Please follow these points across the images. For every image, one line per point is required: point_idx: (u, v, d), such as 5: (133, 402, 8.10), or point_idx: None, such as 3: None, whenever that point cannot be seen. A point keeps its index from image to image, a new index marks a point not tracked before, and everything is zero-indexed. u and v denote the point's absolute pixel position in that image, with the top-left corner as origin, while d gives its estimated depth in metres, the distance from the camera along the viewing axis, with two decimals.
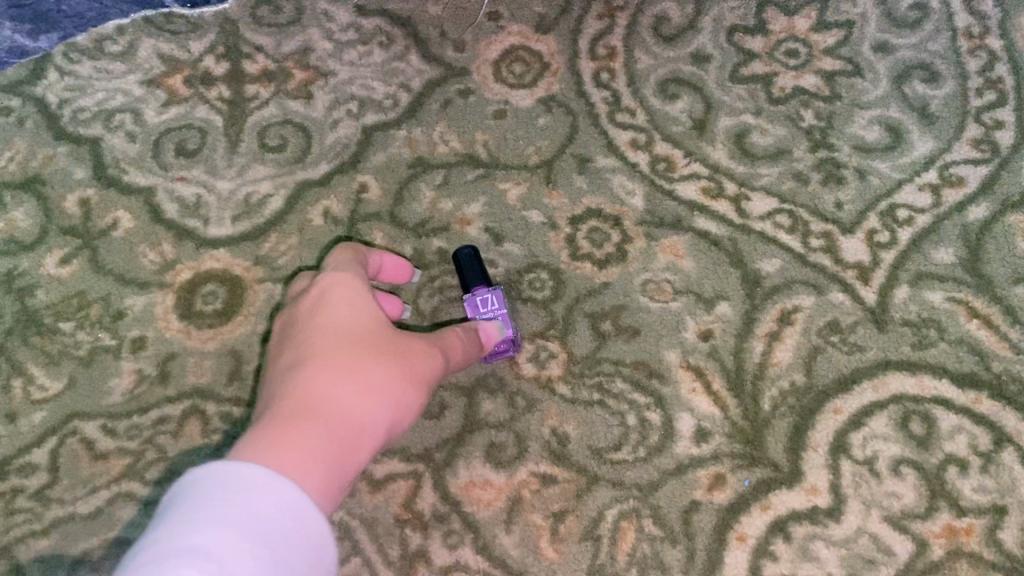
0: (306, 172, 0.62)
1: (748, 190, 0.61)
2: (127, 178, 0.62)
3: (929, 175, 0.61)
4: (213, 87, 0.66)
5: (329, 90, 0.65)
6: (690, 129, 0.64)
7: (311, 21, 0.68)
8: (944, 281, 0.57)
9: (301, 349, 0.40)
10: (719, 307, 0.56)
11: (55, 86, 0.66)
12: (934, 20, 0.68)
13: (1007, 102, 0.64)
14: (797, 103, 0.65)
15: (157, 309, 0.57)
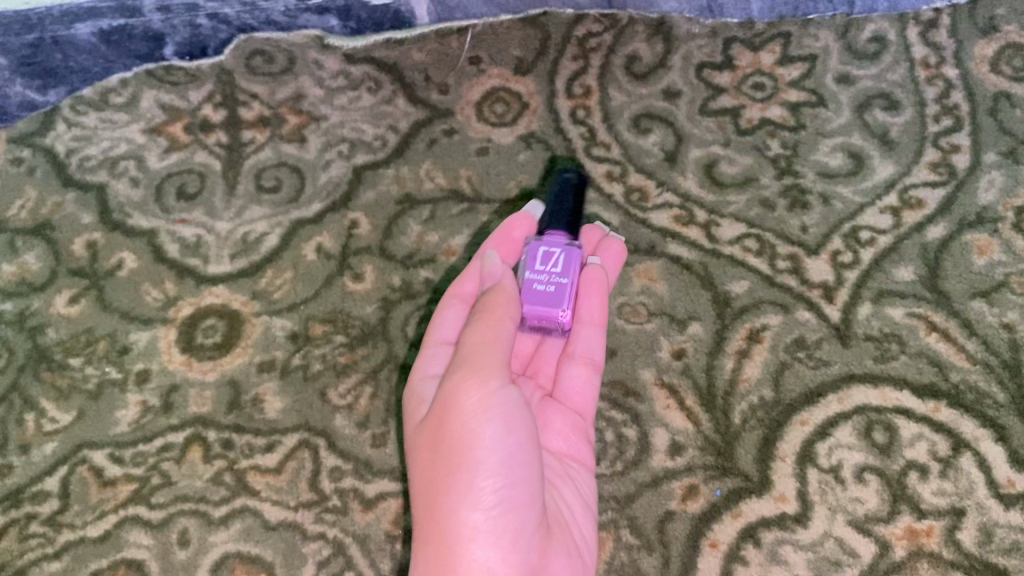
0: (300, 212, 0.66)
1: (718, 216, 0.64)
2: (131, 221, 0.66)
3: (889, 198, 0.65)
4: (212, 134, 0.70)
5: (322, 134, 0.69)
6: (662, 160, 0.67)
7: (303, 69, 0.72)
8: (903, 298, 0.60)
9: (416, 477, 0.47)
10: (691, 327, 0.59)
11: (63, 137, 0.70)
12: (892, 52, 0.72)
13: (963, 127, 0.68)
14: (764, 133, 0.68)
15: (160, 343, 0.60)
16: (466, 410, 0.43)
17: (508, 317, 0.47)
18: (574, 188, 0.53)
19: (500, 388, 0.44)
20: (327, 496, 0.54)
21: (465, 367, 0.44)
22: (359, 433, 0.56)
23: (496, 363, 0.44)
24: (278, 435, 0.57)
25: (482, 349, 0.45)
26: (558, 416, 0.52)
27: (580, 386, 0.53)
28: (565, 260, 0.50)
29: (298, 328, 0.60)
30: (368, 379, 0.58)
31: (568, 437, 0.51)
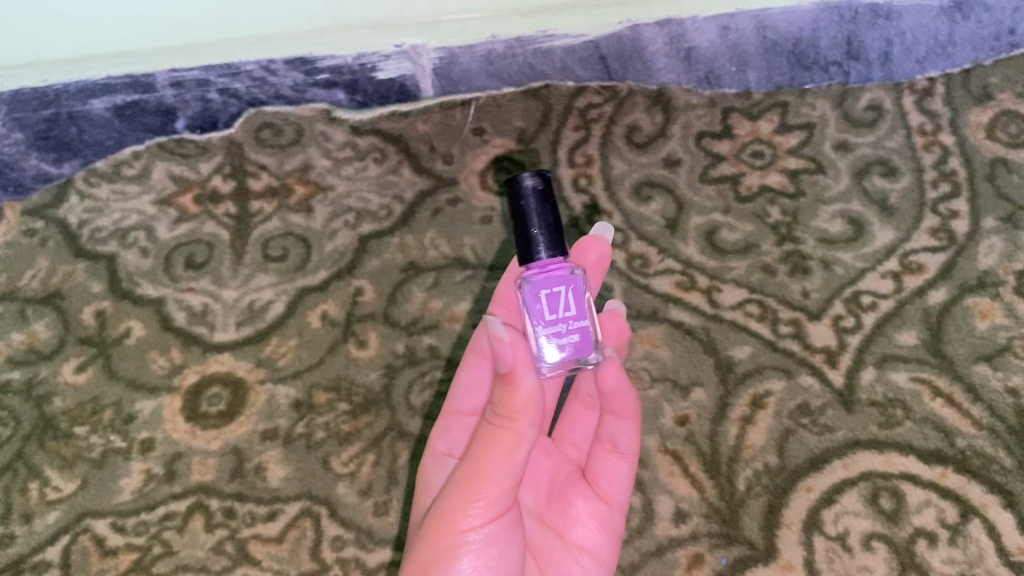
0: (305, 280, 0.67)
1: (719, 282, 0.65)
2: (140, 290, 0.67)
3: (890, 263, 0.65)
4: (220, 204, 0.71)
5: (329, 204, 0.70)
6: (662, 228, 0.68)
7: (311, 141, 0.73)
8: (907, 362, 0.60)
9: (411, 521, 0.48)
10: (694, 393, 0.60)
11: (76, 208, 0.72)
12: (889, 119, 0.73)
13: (961, 193, 0.69)
14: (764, 201, 0.69)
15: (165, 412, 0.61)
16: (445, 543, 0.41)
17: (516, 419, 0.39)
18: (540, 198, 0.44)
19: (484, 522, 0.41)
20: (329, 566, 0.55)
21: (458, 489, 0.41)
22: (361, 501, 0.57)
23: (491, 495, 0.40)
24: (280, 503, 0.57)
25: (482, 471, 0.40)
26: (581, 501, 0.52)
27: (607, 472, 0.52)
28: (570, 299, 0.46)
29: (301, 395, 0.61)
30: (370, 446, 0.59)
31: (583, 530, 0.51)
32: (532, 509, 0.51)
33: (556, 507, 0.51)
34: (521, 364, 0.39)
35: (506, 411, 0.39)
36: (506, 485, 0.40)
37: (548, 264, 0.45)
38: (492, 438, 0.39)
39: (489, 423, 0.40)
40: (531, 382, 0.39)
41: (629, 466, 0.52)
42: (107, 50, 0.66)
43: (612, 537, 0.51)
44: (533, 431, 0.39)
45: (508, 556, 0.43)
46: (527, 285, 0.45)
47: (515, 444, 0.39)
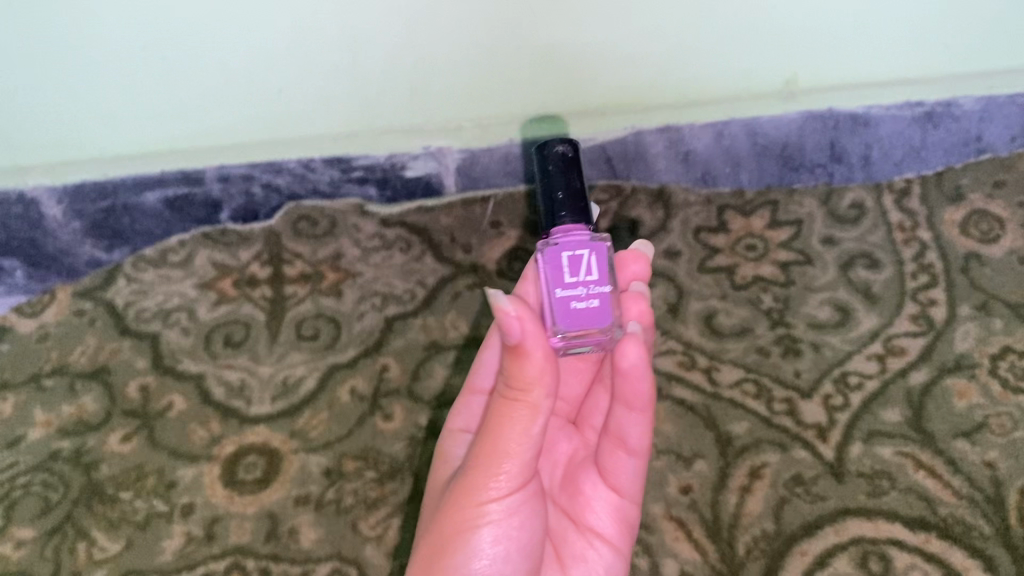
0: (335, 357, 0.72)
1: (718, 362, 0.71)
2: (181, 366, 0.73)
3: (874, 347, 0.71)
4: (257, 288, 0.77)
5: (357, 288, 0.77)
6: (665, 312, 0.75)
7: (344, 232, 0.80)
8: (892, 437, 0.65)
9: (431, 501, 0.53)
10: (697, 464, 0.65)
11: (123, 291, 0.78)
12: (871, 217, 0.80)
13: (937, 284, 0.75)
14: (757, 289, 0.76)
15: (204, 478, 0.65)
16: (468, 512, 0.46)
17: (530, 391, 0.42)
18: (564, 163, 0.50)
19: (502, 494, 0.46)
20: None
21: (477, 461, 0.45)
22: (387, 562, 0.61)
23: (508, 466, 0.44)
24: (312, 563, 0.61)
25: (498, 442, 0.44)
26: (591, 490, 0.54)
27: (616, 467, 0.52)
28: (593, 262, 0.49)
29: (332, 464, 0.66)
30: (396, 511, 0.63)
31: (598, 516, 0.53)
32: (550, 491, 0.55)
33: (569, 492, 0.54)
34: (527, 339, 0.41)
35: (518, 386, 0.42)
36: (522, 457, 0.44)
37: (571, 231, 0.49)
38: (506, 413, 0.43)
39: (504, 396, 0.43)
40: (541, 353, 0.42)
41: (636, 464, 0.52)
42: (165, 145, 0.74)
43: (623, 529, 0.54)
44: (548, 403, 0.43)
45: (525, 528, 0.48)
46: (545, 246, 0.49)
47: (530, 418, 0.43)
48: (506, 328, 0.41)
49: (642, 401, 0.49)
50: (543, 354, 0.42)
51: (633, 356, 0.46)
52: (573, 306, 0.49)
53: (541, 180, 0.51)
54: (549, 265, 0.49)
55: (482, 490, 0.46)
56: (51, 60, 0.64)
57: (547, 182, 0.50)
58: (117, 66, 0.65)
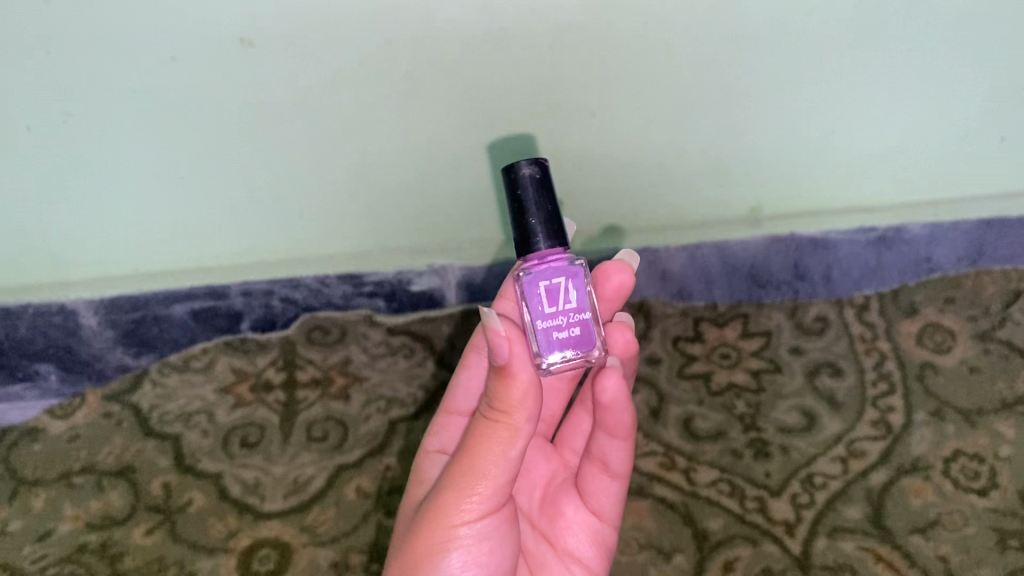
0: (343, 457, 0.79)
1: (695, 462, 0.78)
2: (200, 465, 0.79)
3: (837, 449, 0.78)
4: (272, 392, 0.85)
5: (363, 393, 0.84)
6: (647, 415, 0.82)
7: (353, 340, 0.88)
8: (854, 533, 0.71)
9: (401, 525, 0.57)
10: (676, 558, 0.71)
11: (148, 394, 0.85)
12: (834, 329, 0.88)
13: (896, 391, 0.82)
14: (731, 394, 0.84)
15: (221, 570, 0.71)
16: (444, 533, 0.51)
17: (511, 416, 0.47)
18: (534, 183, 0.52)
19: (477, 519, 0.51)
20: None
21: (453, 486, 0.50)
22: None
23: (485, 490, 0.49)
24: None
25: (478, 469, 0.49)
26: (573, 511, 0.65)
27: (600, 490, 0.64)
28: (569, 290, 0.54)
29: (339, 557, 0.71)
30: None
31: (576, 535, 0.64)
32: (527, 509, 0.65)
33: (551, 513, 0.65)
34: (515, 361, 0.46)
35: (503, 407, 0.47)
36: (499, 481, 0.49)
37: (548, 261, 0.53)
38: (489, 435, 0.48)
39: (487, 417, 0.48)
40: (525, 378, 0.46)
41: (617, 485, 0.64)
42: (188, 262, 0.82)
43: (601, 548, 0.64)
44: (531, 427, 0.48)
45: (496, 550, 0.53)
46: (528, 276, 0.53)
47: (511, 440, 0.48)
48: (496, 350, 0.46)
49: (624, 430, 0.60)
50: (532, 378, 0.47)
51: (614, 395, 0.56)
52: (556, 336, 0.54)
53: (511, 203, 0.53)
54: (527, 296, 0.53)
55: (458, 513, 0.50)
56: (99, 184, 0.74)
57: (518, 206, 0.53)
58: (171, 183, 0.75)
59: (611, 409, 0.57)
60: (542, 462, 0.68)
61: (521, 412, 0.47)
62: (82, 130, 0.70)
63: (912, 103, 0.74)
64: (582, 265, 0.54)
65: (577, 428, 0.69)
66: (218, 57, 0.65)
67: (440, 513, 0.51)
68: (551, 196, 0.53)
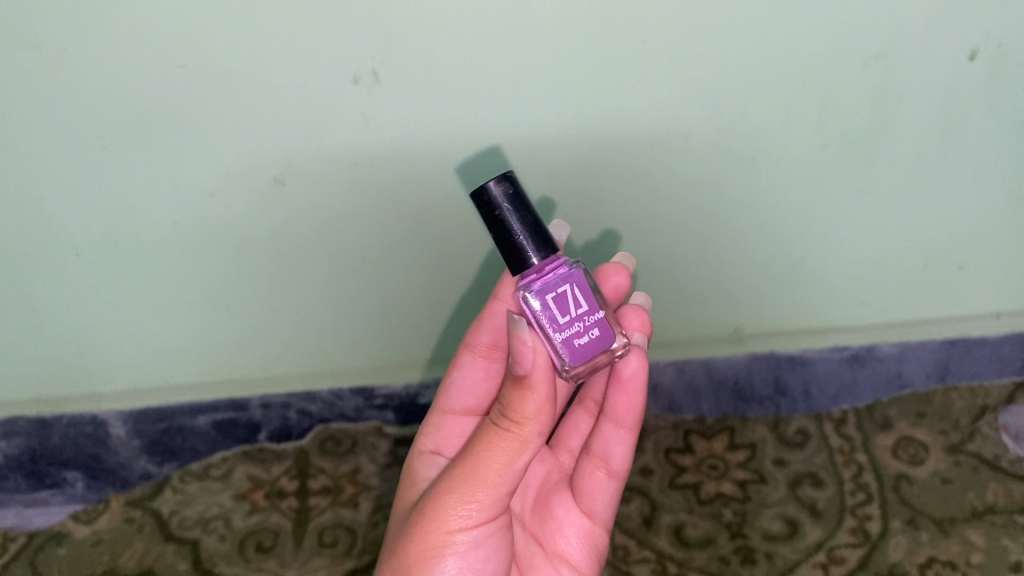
0: (351, 563, 0.89)
1: (688, 569, 0.87)
2: (217, 569, 0.89)
3: (819, 556, 0.87)
4: (285, 499, 0.94)
5: (371, 501, 0.94)
6: (638, 523, 0.92)
7: (363, 450, 0.96)
8: None
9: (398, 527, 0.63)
10: None
11: (169, 499, 0.94)
12: (815, 441, 0.96)
13: (873, 500, 0.91)
14: (719, 503, 0.93)
15: None
16: (440, 533, 0.57)
17: (523, 426, 0.54)
18: (507, 200, 0.55)
19: (473, 522, 0.57)
20: None
21: (455, 488, 0.56)
22: None
23: (486, 495, 0.56)
24: None
25: (484, 471, 0.55)
26: (565, 510, 0.76)
27: (596, 489, 0.75)
28: (577, 295, 0.58)
29: None
30: None
31: (569, 532, 0.75)
32: (518, 509, 0.76)
33: (546, 512, 0.76)
34: (536, 372, 0.53)
35: (515, 418, 0.54)
36: (500, 487, 0.56)
37: (546, 273, 0.57)
38: (500, 443, 0.55)
39: (500, 427, 0.55)
40: (542, 388, 0.53)
41: (613, 485, 0.75)
42: (202, 371, 0.90)
43: (592, 543, 0.75)
44: (538, 440, 0.55)
45: (481, 553, 0.60)
46: (534, 290, 0.56)
47: (519, 450, 0.55)
48: (518, 356, 0.52)
49: (630, 417, 0.72)
50: (546, 387, 0.54)
51: (633, 369, 0.68)
52: (576, 342, 0.58)
53: (490, 226, 0.56)
54: (536, 310, 0.57)
55: (455, 514, 0.57)
56: (147, 304, 0.83)
57: (498, 227, 0.56)
58: (212, 308, 0.84)
59: (627, 384, 0.70)
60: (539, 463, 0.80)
61: (534, 422, 0.54)
62: (130, 250, 0.78)
63: (865, 236, 0.85)
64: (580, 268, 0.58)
65: (575, 431, 0.80)
66: (253, 196, 0.74)
67: (441, 511, 0.57)
68: (525, 207, 0.56)
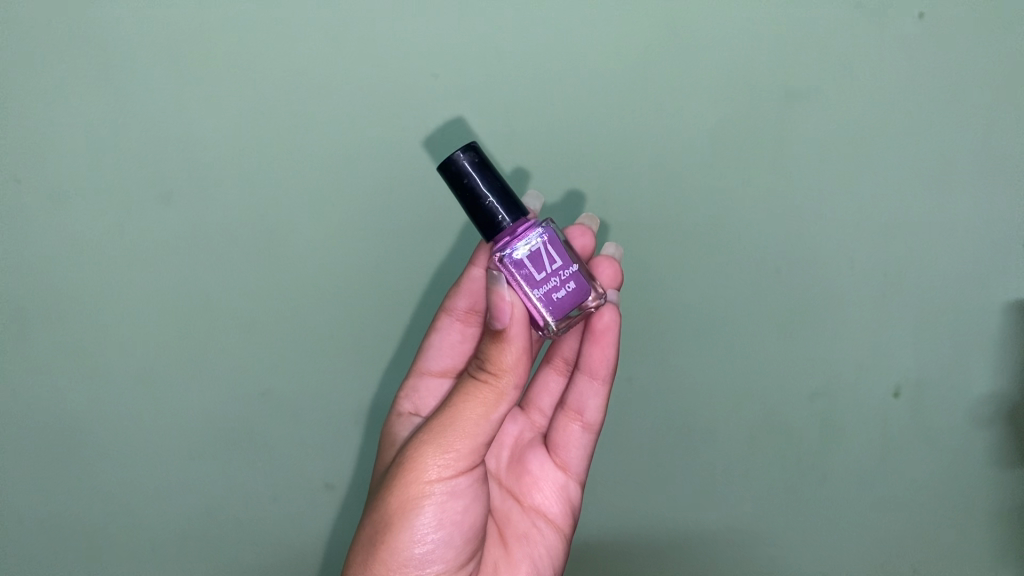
0: None
1: None
2: None
3: None
4: None
5: None
6: None
7: None
8: None
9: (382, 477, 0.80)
10: None
11: None
12: None
13: None
14: None
15: None
16: (423, 483, 0.73)
17: (501, 377, 0.68)
18: (477, 163, 0.69)
19: (452, 473, 0.73)
20: None
21: (437, 440, 0.71)
22: None
23: (463, 446, 0.70)
24: None
25: (462, 424, 0.70)
26: (539, 465, 0.98)
27: (572, 442, 0.97)
28: (551, 251, 0.72)
29: None
30: None
31: (545, 484, 0.97)
32: (496, 465, 0.98)
33: (526, 463, 0.98)
34: (511, 325, 0.67)
35: (493, 367, 0.68)
36: (478, 438, 0.70)
37: (522, 235, 0.71)
38: (479, 395, 0.69)
39: (480, 378, 0.69)
40: (518, 334, 0.67)
41: (585, 438, 0.96)
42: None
43: (565, 489, 0.97)
44: (514, 392, 0.69)
45: (460, 501, 0.76)
46: (511, 251, 0.70)
47: (496, 402, 0.69)
48: (499, 314, 0.66)
49: (603, 372, 0.91)
50: (520, 335, 0.67)
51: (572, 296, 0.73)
52: (554, 296, 0.73)
53: (462, 192, 0.70)
54: (518, 268, 0.71)
55: (437, 465, 0.72)
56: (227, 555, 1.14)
57: (469, 194, 0.69)
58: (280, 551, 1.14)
59: (601, 338, 0.88)
60: (514, 423, 1.02)
61: (512, 372, 0.68)
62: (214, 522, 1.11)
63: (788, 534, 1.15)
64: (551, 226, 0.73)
65: (546, 390, 1.03)
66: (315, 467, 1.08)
67: (425, 466, 0.72)
68: (490, 171, 0.70)
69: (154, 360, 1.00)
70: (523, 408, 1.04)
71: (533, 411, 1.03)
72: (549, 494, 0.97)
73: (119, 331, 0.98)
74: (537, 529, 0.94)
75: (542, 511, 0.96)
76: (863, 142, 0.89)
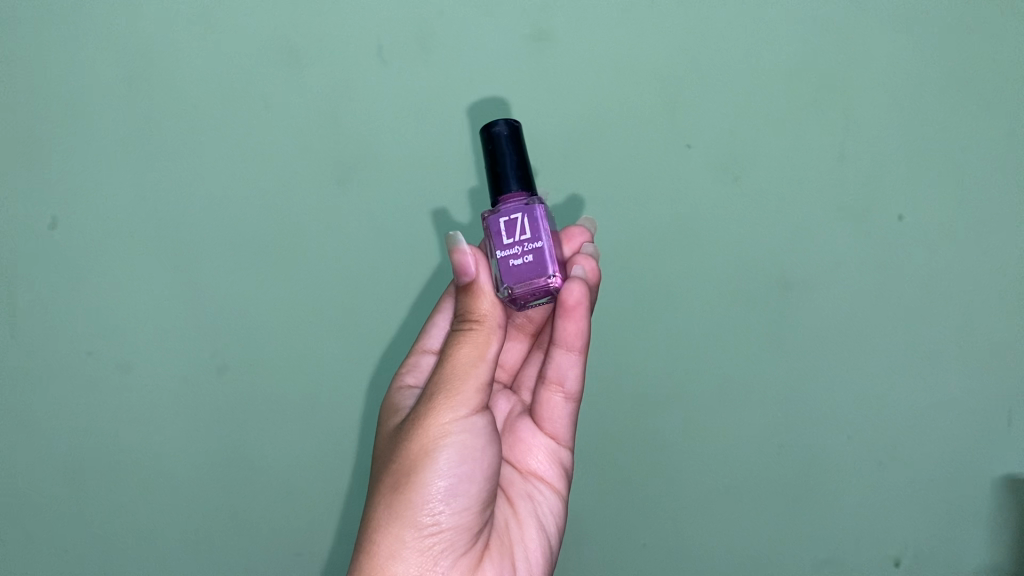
0: None
1: None
2: None
3: None
4: None
5: None
6: None
7: None
8: None
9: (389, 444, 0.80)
10: None
11: None
12: None
13: None
14: None
15: None
16: (435, 430, 0.74)
17: (486, 320, 0.74)
18: (508, 129, 0.76)
19: (457, 415, 0.75)
20: None
21: (442, 382, 0.74)
22: None
23: (466, 384, 0.74)
24: None
25: (461, 365, 0.73)
26: (531, 436, 0.94)
27: (555, 409, 0.93)
28: (523, 224, 0.76)
29: None
30: None
31: (536, 458, 0.93)
32: None
33: (516, 439, 0.94)
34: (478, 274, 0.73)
35: (475, 316, 0.74)
36: (481, 374, 0.74)
37: (507, 203, 0.76)
38: (472, 337, 0.73)
39: (463, 329, 0.74)
40: (480, 278, 0.73)
41: (569, 406, 0.92)
42: None
43: (556, 461, 0.93)
44: (499, 330, 0.75)
45: (477, 446, 0.76)
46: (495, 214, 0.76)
47: (486, 342, 0.74)
48: (463, 265, 0.72)
49: (580, 341, 0.88)
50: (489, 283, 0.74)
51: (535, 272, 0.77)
52: (511, 264, 0.76)
53: (488, 152, 0.77)
54: (492, 229, 0.77)
55: (446, 410, 0.74)
56: None
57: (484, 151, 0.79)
58: None
59: (572, 313, 0.84)
60: (505, 401, 0.98)
61: (491, 316, 0.74)
62: None
63: None
64: (539, 205, 0.77)
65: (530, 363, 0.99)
66: None
67: (431, 410, 0.75)
68: (518, 146, 0.77)
69: (198, 524, 1.10)
70: (511, 388, 1.00)
71: (522, 389, 0.98)
72: (542, 459, 0.93)
73: (173, 477, 1.08)
74: (542, 499, 0.91)
75: (541, 486, 0.92)
76: (846, 334, 1.00)
